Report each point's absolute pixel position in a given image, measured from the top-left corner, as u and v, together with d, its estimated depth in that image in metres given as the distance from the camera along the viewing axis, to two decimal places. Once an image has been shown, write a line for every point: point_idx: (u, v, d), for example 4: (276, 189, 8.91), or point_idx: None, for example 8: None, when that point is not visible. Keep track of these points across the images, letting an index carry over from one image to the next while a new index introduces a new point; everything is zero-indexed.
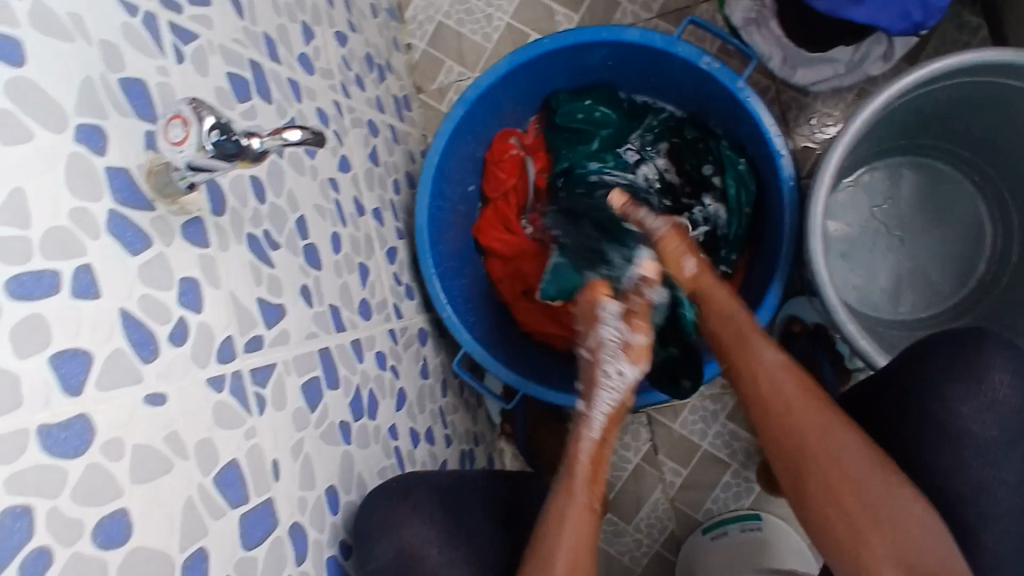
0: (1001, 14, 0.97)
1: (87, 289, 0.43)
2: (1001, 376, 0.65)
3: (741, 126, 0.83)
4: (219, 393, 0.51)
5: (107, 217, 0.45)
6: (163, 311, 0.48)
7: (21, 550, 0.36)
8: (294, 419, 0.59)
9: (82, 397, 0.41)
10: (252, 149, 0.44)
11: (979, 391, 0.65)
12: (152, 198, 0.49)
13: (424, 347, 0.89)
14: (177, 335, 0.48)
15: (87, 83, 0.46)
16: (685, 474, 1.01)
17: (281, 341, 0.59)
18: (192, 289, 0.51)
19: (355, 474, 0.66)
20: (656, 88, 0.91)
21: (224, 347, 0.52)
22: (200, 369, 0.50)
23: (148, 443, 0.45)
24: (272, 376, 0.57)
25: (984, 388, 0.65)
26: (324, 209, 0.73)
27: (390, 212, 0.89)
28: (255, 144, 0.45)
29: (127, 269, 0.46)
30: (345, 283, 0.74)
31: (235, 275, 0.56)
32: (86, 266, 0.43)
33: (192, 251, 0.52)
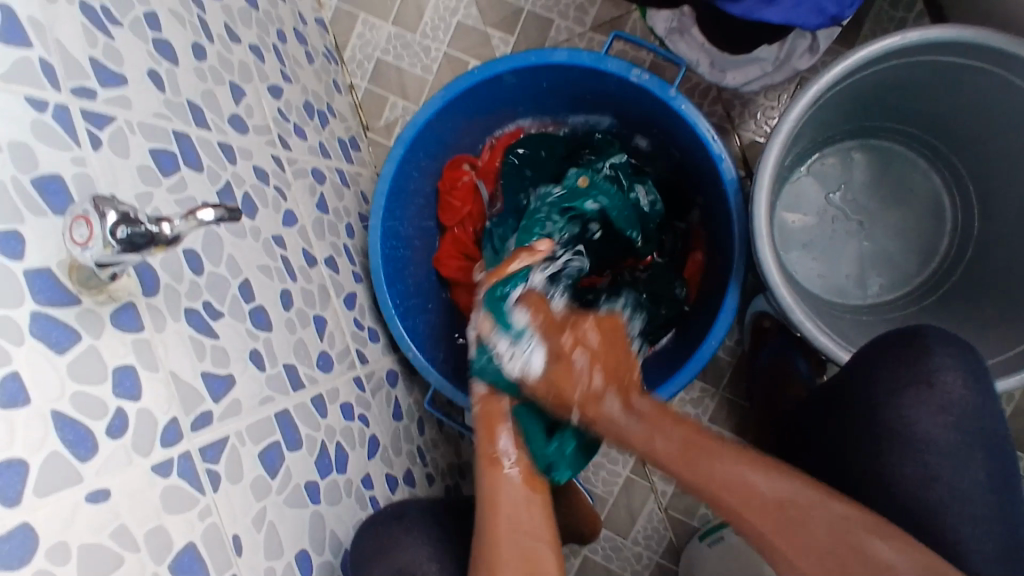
0: None
1: (16, 396, 0.43)
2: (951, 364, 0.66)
3: (680, 133, 0.82)
4: (166, 477, 0.50)
5: (30, 320, 0.45)
6: (99, 405, 0.48)
7: None
8: (255, 489, 0.58)
9: (21, 505, 0.41)
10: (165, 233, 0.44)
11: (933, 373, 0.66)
12: (77, 292, 0.49)
13: (394, 388, 0.89)
14: (115, 427, 0.48)
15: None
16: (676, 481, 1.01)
17: (233, 412, 0.59)
18: (129, 376, 0.51)
19: (327, 533, 0.65)
20: (595, 103, 0.90)
21: (169, 430, 0.52)
22: (144, 458, 0.49)
23: (96, 541, 0.45)
24: (225, 450, 0.57)
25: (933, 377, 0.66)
26: (271, 268, 0.73)
27: (344, 257, 0.89)
28: (167, 228, 0.44)
29: (56, 368, 0.46)
30: (300, 338, 0.73)
31: (175, 354, 0.55)
32: (12, 373, 0.43)
33: (126, 337, 0.52)
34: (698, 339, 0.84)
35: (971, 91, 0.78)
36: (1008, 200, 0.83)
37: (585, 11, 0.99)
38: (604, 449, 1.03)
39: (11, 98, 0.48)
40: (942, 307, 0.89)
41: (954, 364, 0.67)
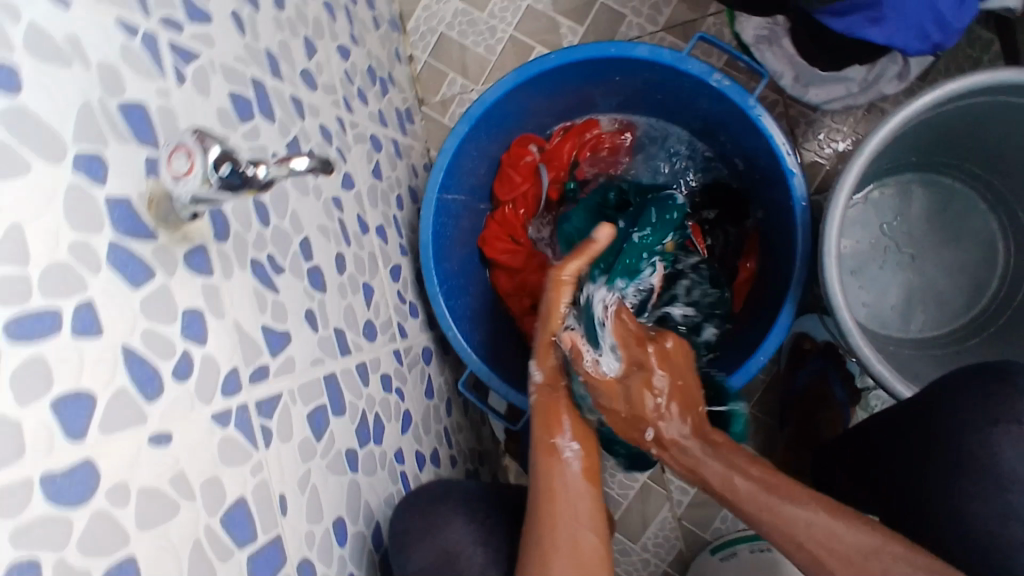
0: (1015, 30, 0.96)
1: (89, 326, 0.41)
2: None
3: (752, 144, 0.81)
4: (225, 428, 0.49)
5: (107, 249, 0.43)
6: (167, 345, 0.46)
7: None
8: (301, 450, 0.57)
9: (86, 441, 0.39)
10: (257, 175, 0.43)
11: None
12: (154, 227, 0.47)
13: (429, 366, 0.87)
14: (181, 370, 0.46)
15: (85, 106, 0.44)
16: (693, 493, 1.00)
17: (287, 369, 0.58)
18: (196, 320, 0.49)
19: (362, 503, 0.64)
20: (665, 102, 0.89)
21: (230, 380, 0.51)
22: (205, 406, 0.48)
23: (155, 485, 0.43)
24: (278, 406, 0.56)
25: None
26: (328, 229, 0.71)
27: (393, 228, 0.87)
28: (261, 172, 0.43)
29: (130, 302, 0.44)
30: (350, 304, 0.72)
31: (241, 304, 0.54)
32: (87, 302, 0.41)
33: (196, 280, 0.50)
34: (746, 352, 0.83)
35: None
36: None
37: (659, 10, 0.98)
38: None
39: (106, 19, 0.47)
40: (989, 348, 0.88)
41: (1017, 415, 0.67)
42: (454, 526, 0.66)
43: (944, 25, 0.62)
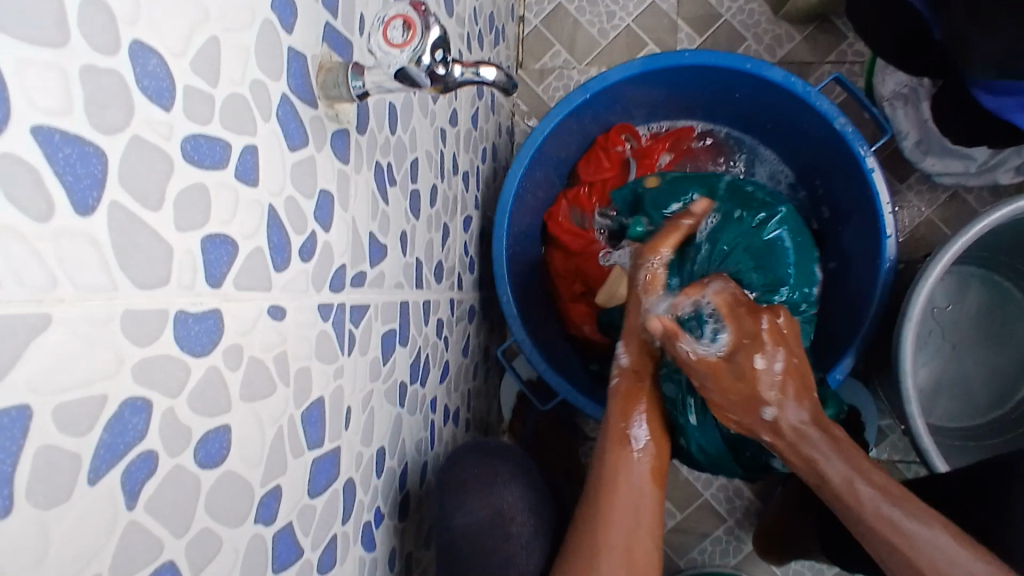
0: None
1: (248, 173, 0.37)
2: None
3: (852, 196, 0.81)
4: (324, 322, 0.46)
5: (278, 101, 0.40)
6: (301, 220, 0.43)
7: (130, 448, 0.29)
8: (370, 367, 0.54)
9: (221, 289, 0.35)
10: (454, 79, 0.42)
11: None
12: (317, 96, 0.44)
13: (470, 325, 0.85)
14: (306, 250, 0.43)
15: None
16: (679, 519, 0.99)
17: (377, 283, 0.55)
18: (326, 204, 0.46)
19: (400, 440, 0.62)
20: (771, 129, 0.89)
21: (337, 276, 0.48)
22: (315, 293, 0.45)
23: (262, 358, 0.39)
24: (365, 317, 0.53)
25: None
26: (432, 157, 0.68)
27: (474, 178, 0.85)
28: (455, 72, 0.41)
29: (283, 161, 0.41)
30: (431, 239, 0.69)
31: (360, 202, 0.51)
32: (252, 146, 0.38)
33: (335, 163, 0.47)
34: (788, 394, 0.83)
35: None
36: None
37: (780, 44, 0.97)
38: None
39: None
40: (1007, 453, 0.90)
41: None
42: (511, 489, 0.70)
43: None
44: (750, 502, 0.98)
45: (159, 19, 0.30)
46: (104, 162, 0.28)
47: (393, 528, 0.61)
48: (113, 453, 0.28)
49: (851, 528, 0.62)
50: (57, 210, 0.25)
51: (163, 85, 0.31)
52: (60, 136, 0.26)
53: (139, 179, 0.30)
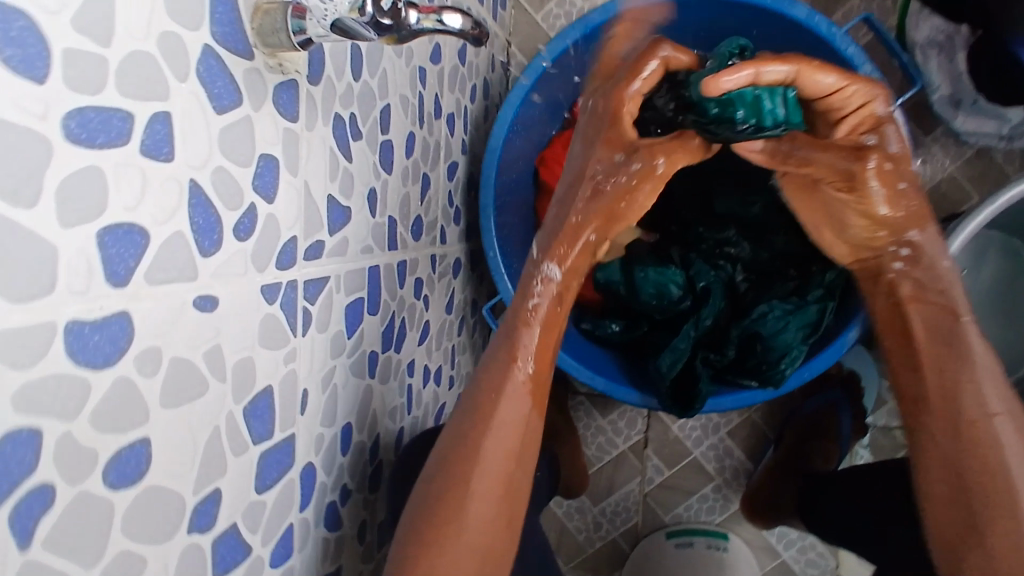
0: None
1: (160, 147, 0.31)
2: None
3: None
4: (270, 305, 0.41)
5: (199, 54, 0.33)
6: (236, 194, 0.37)
7: (18, 487, 0.25)
8: (332, 343, 0.50)
9: (128, 289, 0.30)
10: (409, 26, 0.35)
11: None
12: (252, 45, 0.37)
13: (455, 280, 0.80)
14: (243, 227, 0.38)
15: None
16: (667, 475, 0.98)
17: (340, 252, 0.50)
18: (269, 170, 0.40)
19: (370, 412, 0.58)
20: None
21: (286, 251, 0.42)
22: (257, 273, 0.40)
23: (189, 357, 0.34)
24: (323, 291, 0.48)
25: None
26: (408, 102, 0.61)
27: (462, 120, 0.77)
28: (411, 17, 0.35)
29: (208, 128, 0.35)
30: (407, 194, 0.63)
31: (314, 163, 0.45)
32: (164, 114, 0.31)
33: (280, 123, 0.41)
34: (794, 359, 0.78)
35: None
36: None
37: None
38: (612, 417, 0.98)
39: None
40: None
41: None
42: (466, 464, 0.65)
43: None
44: (740, 462, 0.96)
45: None
46: None
47: (362, 501, 0.58)
48: None
49: (963, 470, 0.53)
50: None
51: (32, 51, 0.25)
52: None
53: (9, 170, 0.24)
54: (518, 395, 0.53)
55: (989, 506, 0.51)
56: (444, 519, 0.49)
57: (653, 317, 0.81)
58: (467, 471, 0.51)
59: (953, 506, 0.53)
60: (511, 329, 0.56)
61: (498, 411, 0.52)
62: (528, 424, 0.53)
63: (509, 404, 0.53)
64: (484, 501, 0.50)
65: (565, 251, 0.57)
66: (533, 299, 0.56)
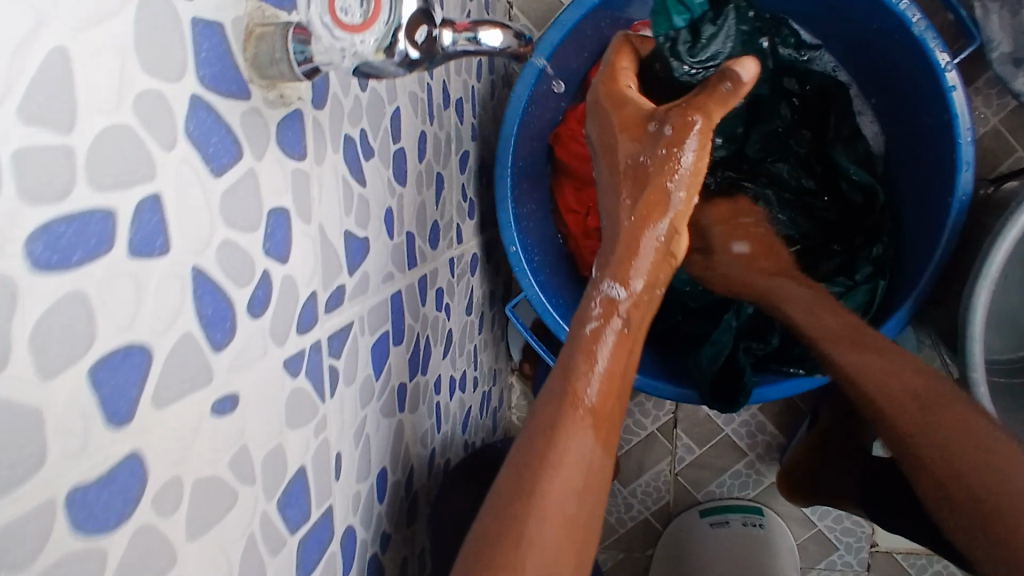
0: None
1: (153, 238, 0.25)
2: None
3: (919, 113, 0.68)
4: (296, 378, 0.36)
5: (186, 109, 0.27)
6: (246, 265, 0.31)
7: None
8: (360, 392, 0.45)
9: (133, 426, 0.24)
10: (442, 48, 0.29)
11: None
12: (247, 79, 0.31)
13: (473, 278, 0.74)
14: (258, 302, 0.32)
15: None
16: (698, 454, 0.95)
17: (361, 290, 0.44)
18: (281, 225, 0.34)
19: (403, 448, 0.54)
20: (833, 22, 0.74)
21: (307, 311, 0.37)
22: (278, 348, 0.34)
23: (214, 473, 0.29)
24: (348, 340, 0.42)
25: None
26: (418, 98, 0.54)
27: (470, 103, 0.70)
28: (446, 39, 0.29)
29: (207, 197, 0.28)
30: (423, 201, 0.57)
31: (328, 200, 0.39)
32: (152, 197, 0.25)
33: (288, 166, 0.34)
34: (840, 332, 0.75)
35: None
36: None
37: None
38: (640, 399, 0.95)
39: None
40: None
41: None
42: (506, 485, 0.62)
43: None
44: (773, 437, 0.93)
45: None
46: None
47: (402, 541, 0.55)
48: None
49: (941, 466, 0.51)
50: None
51: None
52: None
53: None
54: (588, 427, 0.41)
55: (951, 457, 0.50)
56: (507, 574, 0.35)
57: (687, 304, 0.81)
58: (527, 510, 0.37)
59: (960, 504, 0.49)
60: (572, 347, 0.44)
61: (568, 442, 0.40)
62: (596, 472, 0.40)
63: (573, 433, 0.40)
64: (545, 551, 0.36)
65: (625, 264, 0.47)
66: (593, 321, 0.45)
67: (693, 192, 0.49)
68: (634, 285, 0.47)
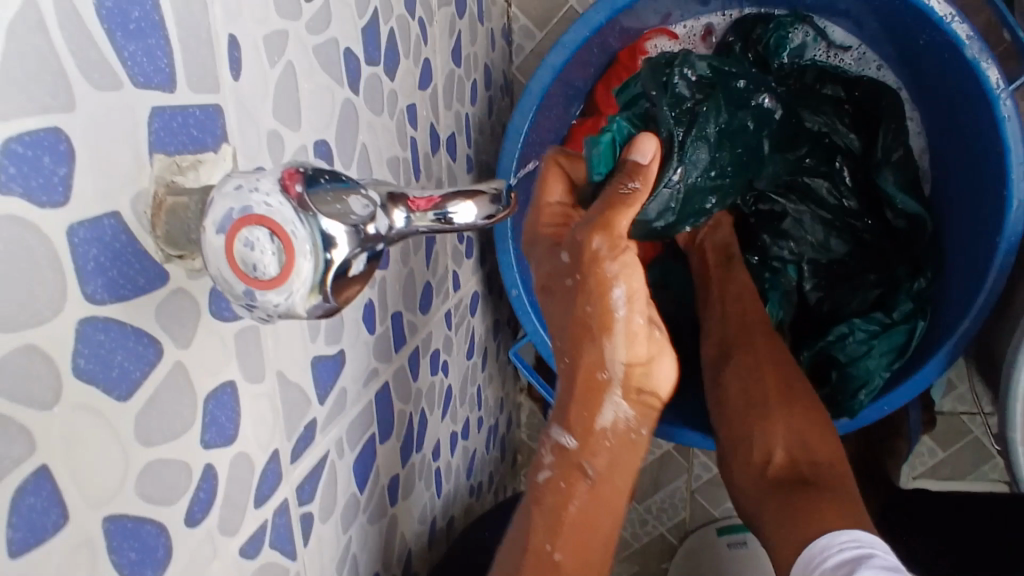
0: None
1: (40, 522, 0.21)
2: None
3: (970, 138, 0.60)
4: (256, 558, 0.32)
5: (73, 345, 0.22)
6: (180, 474, 0.27)
7: None
8: (343, 517, 0.41)
9: None
10: (394, 231, 0.24)
11: None
12: (158, 260, 0.25)
13: (474, 318, 0.69)
14: (199, 506, 0.28)
15: (28, 6, 0.20)
16: (716, 472, 0.92)
17: (337, 411, 0.40)
18: (226, 405, 0.29)
19: (399, 538, 0.51)
20: (874, 25, 0.66)
21: (267, 478, 0.32)
22: (230, 539, 0.30)
23: None
24: (322, 476, 0.38)
25: None
26: (399, 162, 0.48)
27: (463, 133, 0.63)
28: (399, 216, 0.24)
29: (115, 430, 0.23)
30: (411, 270, 0.52)
31: (289, 340, 0.34)
32: (34, 475, 0.20)
33: (228, 333, 0.29)
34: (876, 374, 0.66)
35: None
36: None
37: None
38: None
39: None
40: None
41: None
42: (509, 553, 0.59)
43: None
44: None
45: None
46: None
47: None
48: None
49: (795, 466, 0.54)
50: None
51: None
52: None
53: None
54: None
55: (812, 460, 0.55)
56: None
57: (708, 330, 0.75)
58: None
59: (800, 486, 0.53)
60: (527, 509, 0.45)
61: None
62: None
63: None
64: None
65: (569, 410, 0.45)
66: (546, 471, 0.45)
67: (633, 313, 0.44)
68: (596, 427, 0.45)
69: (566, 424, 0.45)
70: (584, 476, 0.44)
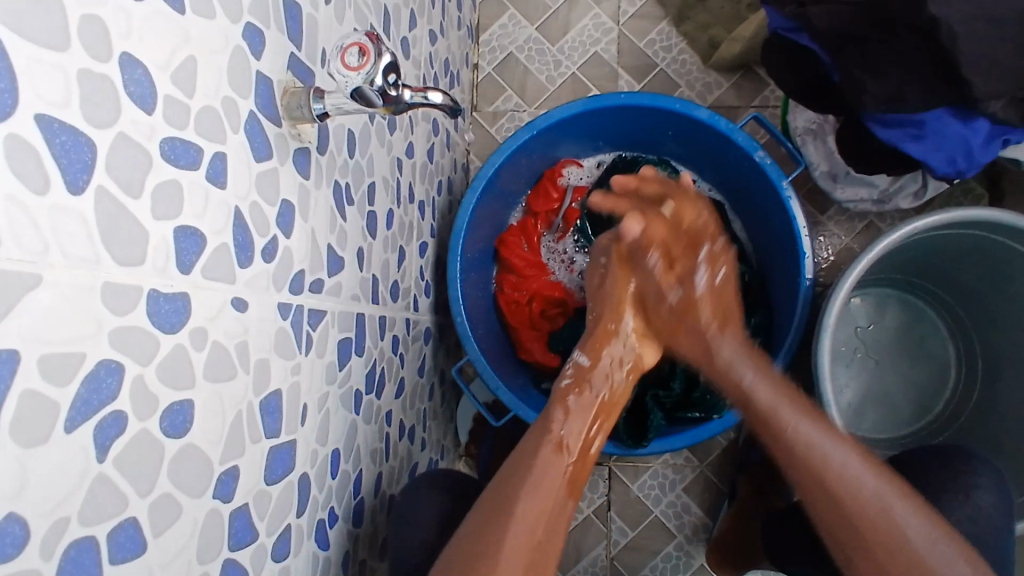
0: (1007, 189, 0.97)
1: (218, 177, 0.42)
2: (983, 494, 0.75)
3: (773, 223, 0.90)
4: (283, 320, 0.50)
5: (247, 117, 0.45)
6: (264, 223, 0.47)
7: (101, 409, 0.33)
8: (327, 371, 0.58)
9: (190, 275, 0.39)
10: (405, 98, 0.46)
11: (946, 495, 0.75)
12: (280, 116, 0.49)
13: (426, 346, 0.89)
14: (268, 251, 0.48)
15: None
16: (631, 536, 1.02)
17: (334, 292, 0.59)
18: (288, 213, 0.50)
19: (355, 445, 0.65)
20: (704, 166, 0.97)
21: (297, 280, 0.52)
22: (276, 292, 0.49)
23: (225, 344, 0.43)
24: (321, 322, 0.57)
25: (966, 497, 0.75)
26: (389, 183, 0.74)
27: (430, 208, 0.91)
28: (406, 95, 0.46)
29: (249, 170, 0.45)
30: (387, 258, 0.74)
31: (320, 216, 0.56)
32: (222, 154, 0.42)
33: (297, 177, 0.52)
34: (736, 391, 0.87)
35: (1010, 286, 0.87)
36: (1013, 380, 0.90)
37: (710, 90, 1.06)
38: None
39: None
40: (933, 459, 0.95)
41: (956, 507, 0.75)
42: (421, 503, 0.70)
43: (970, 157, 0.71)
44: (697, 518, 1.01)
45: (143, 35, 0.35)
46: (93, 151, 0.32)
47: (348, 531, 0.63)
48: (89, 406, 0.32)
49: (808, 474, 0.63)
50: (52, 185, 0.30)
51: (147, 92, 0.35)
52: (59, 125, 0.30)
53: (123, 171, 0.34)
54: (549, 464, 0.65)
55: (836, 500, 0.61)
56: (483, 562, 0.56)
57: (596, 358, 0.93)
58: (503, 522, 0.59)
59: (815, 483, 0.62)
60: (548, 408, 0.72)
61: (540, 467, 0.64)
62: (556, 491, 0.63)
63: (547, 465, 0.64)
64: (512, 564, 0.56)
65: (595, 349, 0.78)
66: (567, 379, 0.75)
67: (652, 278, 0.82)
68: (601, 360, 0.77)
69: (583, 353, 0.78)
70: (588, 387, 0.74)
